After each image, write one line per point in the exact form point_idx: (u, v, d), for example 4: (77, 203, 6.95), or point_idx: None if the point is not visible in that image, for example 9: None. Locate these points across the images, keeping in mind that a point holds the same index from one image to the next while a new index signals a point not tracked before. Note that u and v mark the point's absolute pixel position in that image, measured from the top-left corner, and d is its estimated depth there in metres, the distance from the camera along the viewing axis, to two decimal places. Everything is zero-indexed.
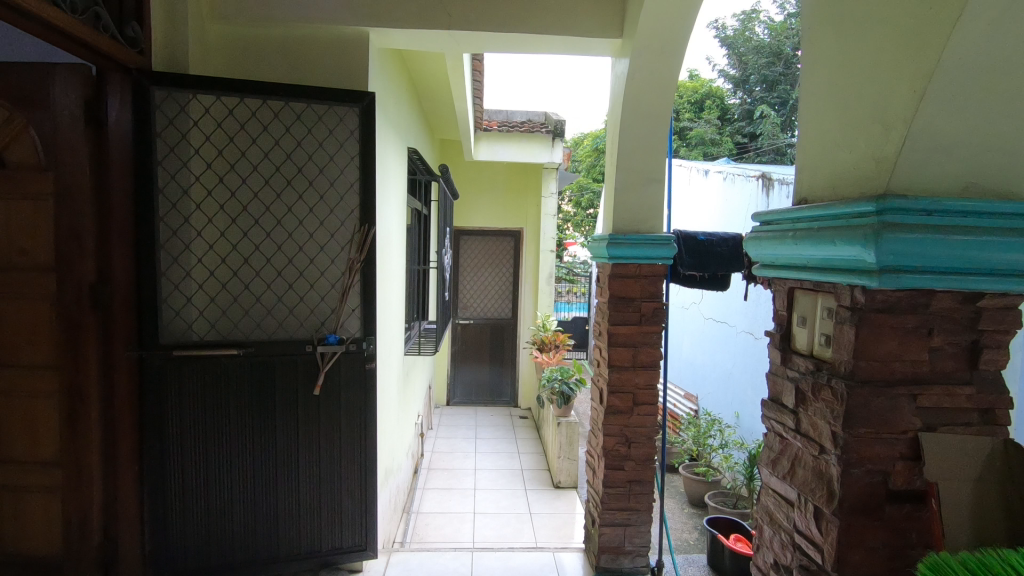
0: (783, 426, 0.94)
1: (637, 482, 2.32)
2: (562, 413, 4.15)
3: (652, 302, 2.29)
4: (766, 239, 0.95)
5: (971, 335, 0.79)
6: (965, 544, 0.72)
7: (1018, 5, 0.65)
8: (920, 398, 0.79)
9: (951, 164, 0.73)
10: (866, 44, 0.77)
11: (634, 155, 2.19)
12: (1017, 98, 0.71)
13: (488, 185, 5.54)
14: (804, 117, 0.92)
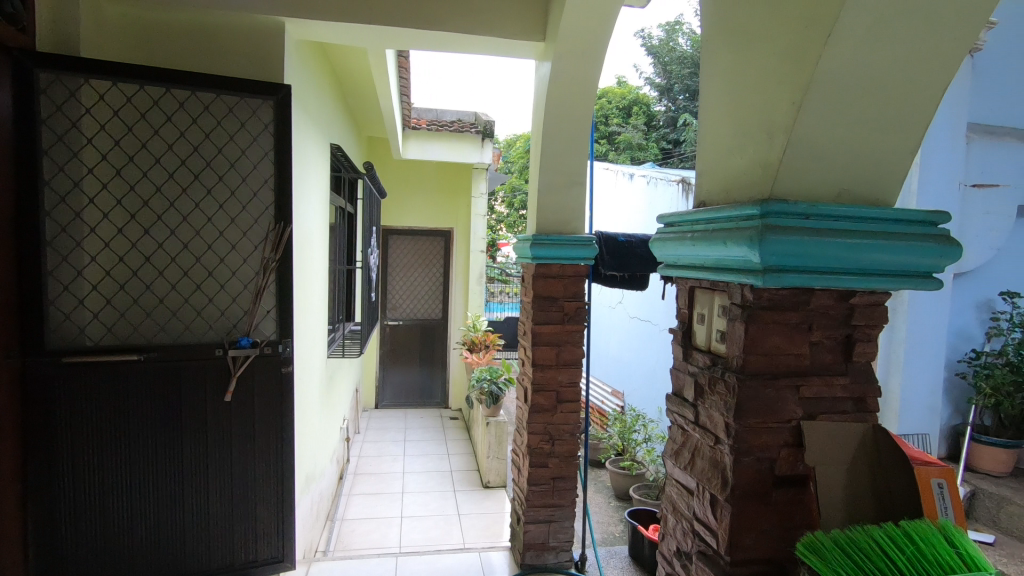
0: (684, 419, 0.98)
1: (561, 479, 2.36)
2: (490, 413, 4.16)
3: (574, 302, 2.34)
4: (670, 240, 0.98)
5: (846, 329, 0.86)
6: (838, 522, 0.78)
7: (885, 30, 0.71)
8: (803, 388, 0.85)
9: (826, 173, 0.79)
10: (756, 56, 0.82)
11: (555, 158, 2.24)
12: (883, 112, 0.77)
13: (418, 184, 5.47)
14: (702, 125, 0.96)
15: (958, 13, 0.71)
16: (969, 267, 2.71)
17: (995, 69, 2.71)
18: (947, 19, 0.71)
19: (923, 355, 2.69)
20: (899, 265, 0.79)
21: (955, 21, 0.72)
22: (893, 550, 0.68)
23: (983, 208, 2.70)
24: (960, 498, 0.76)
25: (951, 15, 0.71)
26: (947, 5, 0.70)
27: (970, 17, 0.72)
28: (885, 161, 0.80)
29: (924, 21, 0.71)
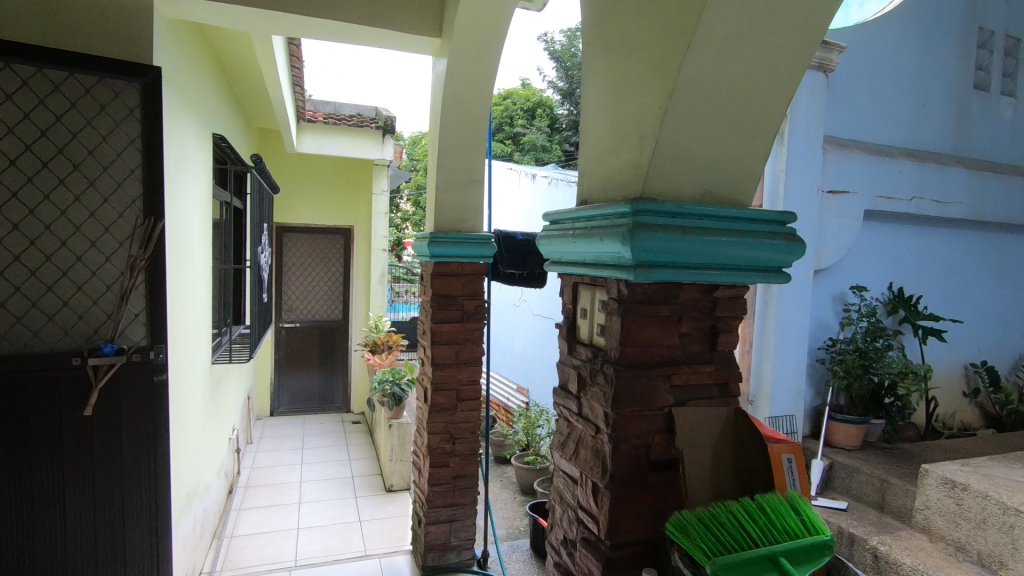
0: (569, 411, 1.01)
1: (462, 478, 2.36)
2: (393, 415, 4.07)
3: (474, 300, 2.34)
4: (554, 237, 1.01)
5: (711, 320, 0.92)
6: (704, 499, 0.84)
7: (737, 42, 0.77)
8: (674, 377, 0.90)
9: (691, 174, 0.84)
10: (629, 62, 0.86)
11: (452, 157, 2.22)
12: (740, 119, 0.84)
13: (315, 179, 5.23)
14: (584, 126, 1.00)
15: (798, 31, 0.79)
16: (826, 264, 3.03)
17: (845, 88, 3.05)
18: (790, 36, 0.79)
19: (789, 345, 2.97)
20: (754, 261, 0.86)
21: (795, 38, 0.79)
22: (750, 523, 0.75)
23: (837, 211, 3.02)
24: (805, 469, 0.86)
25: (791, 33, 0.79)
26: (788, 24, 0.78)
27: (808, 37, 0.80)
28: (742, 164, 0.87)
29: (770, 36, 0.78)
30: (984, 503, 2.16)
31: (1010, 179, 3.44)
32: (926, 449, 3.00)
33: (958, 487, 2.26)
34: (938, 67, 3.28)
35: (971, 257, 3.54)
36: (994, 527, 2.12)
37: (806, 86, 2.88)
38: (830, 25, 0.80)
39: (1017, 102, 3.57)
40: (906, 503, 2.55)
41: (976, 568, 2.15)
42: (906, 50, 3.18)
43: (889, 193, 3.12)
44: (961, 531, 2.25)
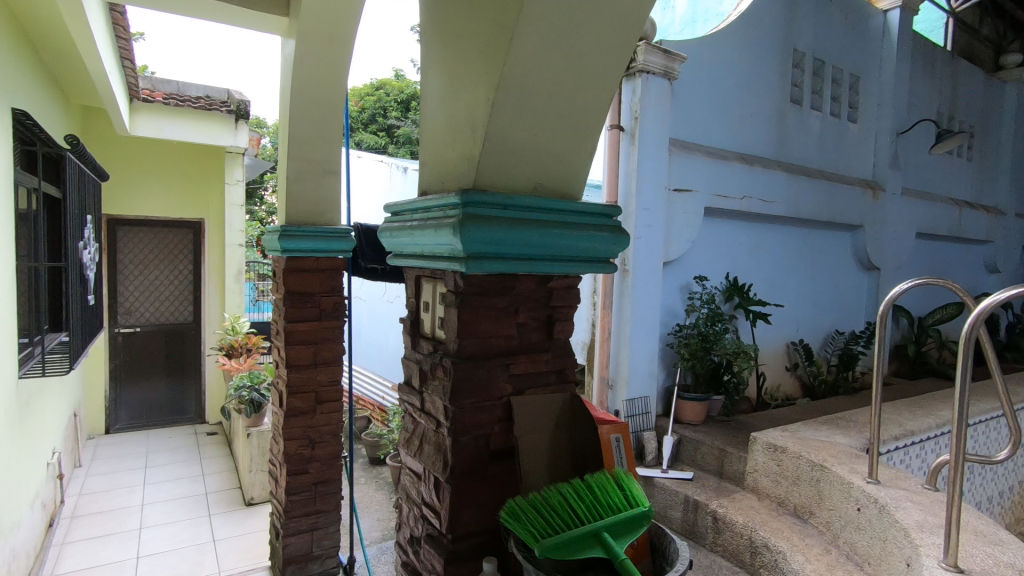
0: (413, 407, 0.99)
1: (324, 484, 2.25)
2: (252, 423, 3.77)
3: (332, 297, 2.23)
4: (394, 229, 0.98)
5: (548, 309, 0.95)
6: (540, 483, 0.87)
7: (559, 38, 0.79)
8: (512, 366, 0.92)
9: (522, 167, 0.86)
10: (461, 53, 0.86)
11: (303, 146, 2.06)
12: (566, 114, 0.87)
13: (154, 166, 4.68)
14: (424, 115, 0.98)
15: (615, 32, 0.84)
16: (674, 256, 3.31)
17: (687, 95, 3.33)
18: (609, 36, 0.83)
19: (642, 332, 3.20)
20: (582, 251, 0.91)
21: (614, 39, 0.84)
22: (577, 503, 0.78)
23: (681, 208, 3.30)
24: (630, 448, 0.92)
25: (610, 34, 0.83)
26: (605, 25, 0.82)
27: (624, 39, 0.85)
28: (572, 157, 0.91)
29: (591, 34, 0.82)
30: (798, 462, 2.50)
31: (819, 182, 4.01)
32: (756, 419, 3.41)
33: (779, 450, 2.59)
34: (763, 81, 3.71)
35: (791, 250, 4.07)
36: (806, 483, 2.46)
37: (653, 91, 3.10)
38: (644, 30, 0.86)
39: (823, 117, 4.16)
40: (739, 468, 2.87)
41: (792, 518, 2.49)
42: (737, 64, 3.54)
43: (724, 192, 3.48)
44: (782, 488, 2.59)
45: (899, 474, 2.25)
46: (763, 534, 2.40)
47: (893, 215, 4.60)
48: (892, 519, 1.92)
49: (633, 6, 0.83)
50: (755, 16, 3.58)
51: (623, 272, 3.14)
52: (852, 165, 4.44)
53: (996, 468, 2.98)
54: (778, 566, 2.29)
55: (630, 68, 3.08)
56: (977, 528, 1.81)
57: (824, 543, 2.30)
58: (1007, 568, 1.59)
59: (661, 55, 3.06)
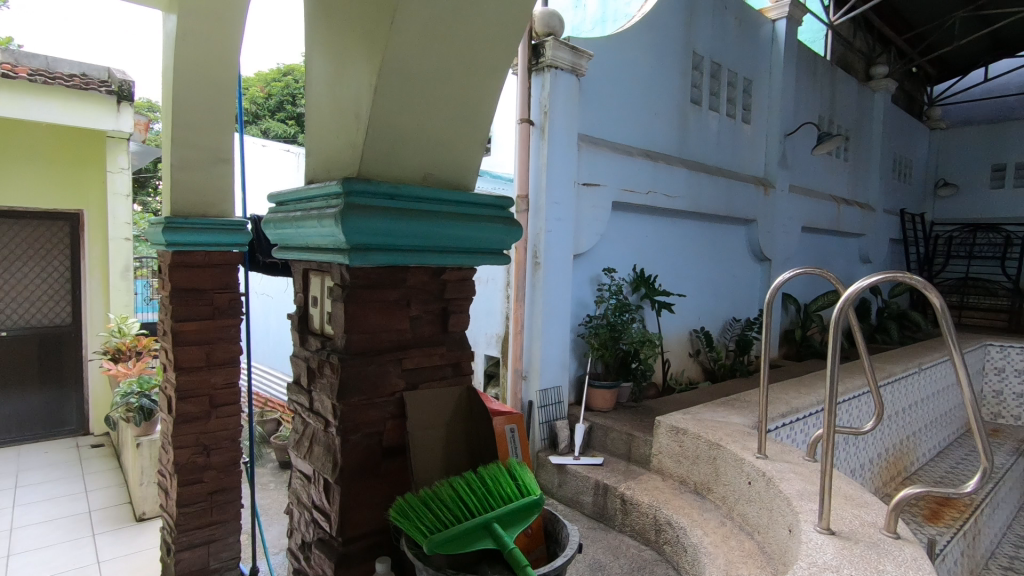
0: (301, 407, 0.95)
1: (221, 493, 2.12)
2: (142, 432, 3.47)
3: (226, 294, 2.10)
4: (278, 220, 0.93)
5: (442, 303, 0.94)
6: (433, 478, 0.86)
7: (443, 23, 0.78)
8: (405, 360, 0.90)
9: (410, 156, 0.84)
10: (344, 38, 0.82)
11: (189, 133, 1.89)
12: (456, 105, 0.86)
13: (19, 151, 4.17)
14: (309, 99, 0.93)
15: (502, 27, 0.85)
16: (584, 248, 3.40)
17: (594, 92, 3.42)
18: (496, 30, 0.84)
19: (554, 323, 3.27)
20: (475, 243, 0.91)
21: (502, 34, 0.85)
22: (468, 497, 0.78)
23: (590, 202, 3.40)
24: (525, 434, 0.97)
25: (498, 28, 0.84)
26: (492, 18, 0.82)
27: (511, 29, 0.85)
28: (463, 149, 0.90)
29: (478, 27, 0.81)
30: (698, 443, 2.66)
31: (717, 179, 4.26)
32: (662, 403, 3.59)
33: (681, 432, 2.75)
34: (665, 82, 3.88)
35: (693, 243, 4.30)
36: (704, 461, 2.63)
37: (562, 87, 3.15)
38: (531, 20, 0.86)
39: (720, 117, 4.42)
40: (645, 451, 3.01)
41: (693, 496, 2.65)
42: (641, 63, 3.68)
43: (630, 186, 3.61)
44: (684, 467, 2.75)
45: (784, 448, 2.45)
46: (666, 512, 2.53)
47: (782, 210, 4.98)
48: (777, 490, 2.09)
49: (519, 2, 0.84)
50: (657, 19, 3.74)
51: (535, 265, 3.18)
52: (747, 163, 4.75)
53: (864, 438, 3.33)
54: (680, 541, 2.42)
55: (539, 63, 3.11)
56: (847, 493, 2.01)
57: (720, 516, 2.47)
58: (870, 527, 1.78)
59: (569, 52, 3.12)
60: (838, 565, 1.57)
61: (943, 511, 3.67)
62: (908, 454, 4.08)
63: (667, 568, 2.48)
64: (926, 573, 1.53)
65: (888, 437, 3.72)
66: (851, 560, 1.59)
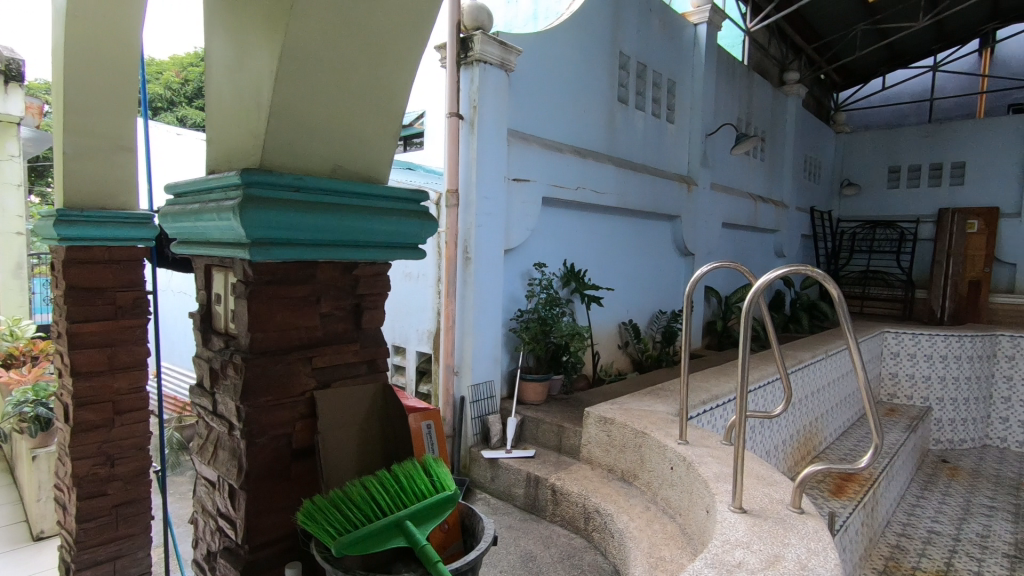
0: (204, 410, 0.95)
1: (126, 504, 1.98)
2: (38, 444, 3.18)
3: (130, 293, 1.96)
4: (173, 213, 0.92)
5: (354, 298, 0.99)
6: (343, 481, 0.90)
7: (341, 17, 0.82)
8: (315, 359, 0.93)
9: (312, 147, 0.88)
10: (242, 30, 0.84)
11: (84, 118, 1.73)
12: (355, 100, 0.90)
13: None
14: (207, 88, 0.93)
15: (401, 28, 0.91)
16: (514, 244, 3.42)
17: (524, 88, 3.45)
18: (394, 29, 0.89)
19: (485, 318, 3.27)
20: (381, 236, 0.96)
21: (398, 34, 0.90)
22: (379, 495, 0.78)
23: (521, 197, 3.42)
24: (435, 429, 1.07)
25: (394, 29, 0.89)
26: (390, 19, 0.88)
27: (409, 27, 0.91)
28: (366, 141, 0.94)
29: (374, 27, 0.86)
30: (624, 431, 2.75)
31: (643, 176, 4.40)
32: (591, 395, 3.68)
33: (609, 422, 2.83)
34: (593, 80, 3.96)
35: (620, 238, 4.43)
36: (631, 449, 2.72)
37: (491, 82, 3.15)
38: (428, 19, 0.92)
39: (646, 116, 4.57)
40: (575, 442, 3.08)
41: (620, 483, 2.74)
42: (569, 61, 3.73)
43: (560, 182, 3.67)
44: (612, 456, 2.84)
45: (703, 433, 2.57)
46: (594, 500, 2.60)
47: (704, 207, 5.22)
48: (696, 473, 2.19)
49: (416, 6, 0.90)
50: (585, 17, 3.80)
51: (466, 260, 3.18)
52: (671, 162, 4.93)
53: (775, 422, 3.56)
54: (607, 527, 2.50)
55: (467, 56, 3.10)
56: (758, 473, 2.14)
57: (645, 501, 2.56)
58: (778, 503, 1.90)
59: (499, 46, 3.11)
60: (748, 541, 1.66)
61: (846, 485, 3.98)
62: (816, 435, 4.40)
63: (595, 554, 2.55)
64: (826, 544, 1.65)
65: (797, 419, 4.00)
66: (760, 536, 1.69)
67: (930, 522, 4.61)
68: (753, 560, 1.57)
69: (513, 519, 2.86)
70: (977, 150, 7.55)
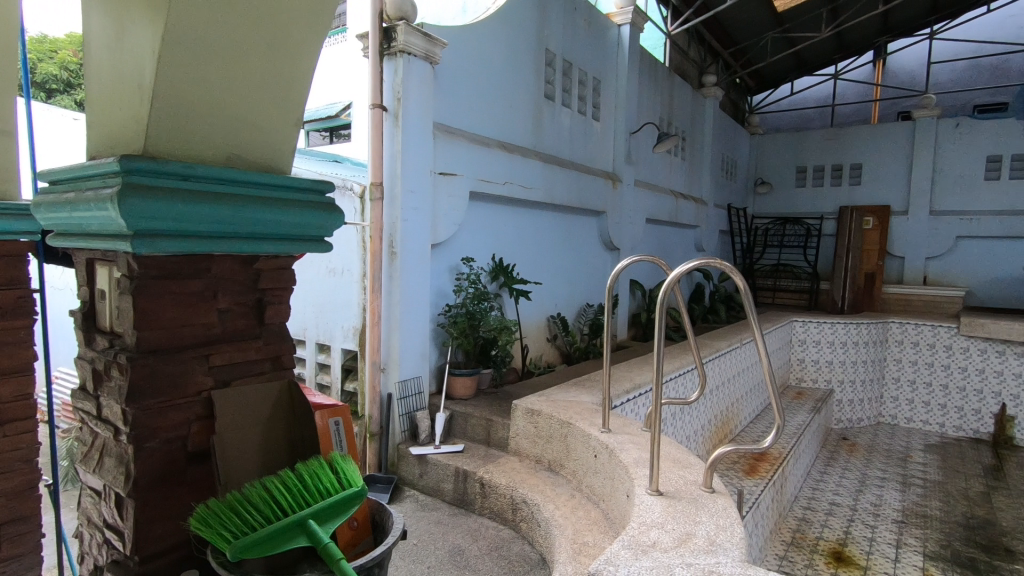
0: (88, 415, 0.94)
1: (10, 524, 1.71)
2: None
3: (10, 291, 1.73)
4: (46, 199, 0.89)
5: (256, 293, 1.02)
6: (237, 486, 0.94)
7: (227, 7, 0.83)
8: (212, 357, 0.96)
9: (199, 135, 0.89)
10: (122, 11, 0.83)
11: None
12: (248, 90, 0.92)
13: None
14: (86, 66, 0.90)
15: (295, 19, 0.92)
16: (441, 238, 3.40)
17: (449, 81, 3.42)
18: (287, 21, 0.91)
19: (412, 314, 3.23)
20: (280, 232, 0.98)
21: (296, 28, 0.93)
22: (279, 499, 0.84)
23: (447, 191, 3.40)
24: (348, 426, 1.10)
25: (291, 23, 0.92)
26: (284, 11, 0.90)
27: (302, 20, 0.93)
28: (258, 130, 0.96)
29: (268, 20, 0.89)
30: (550, 422, 2.80)
31: (569, 173, 4.49)
32: (520, 387, 3.73)
33: (536, 414, 2.87)
34: (519, 75, 3.99)
35: (548, 233, 4.50)
36: (557, 439, 2.78)
37: (415, 74, 3.10)
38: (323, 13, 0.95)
39: (572, 113, 4.65)
40: (503, 435, 3.11)
41: (547, 473, 2.80)
42: (495, 55, 3.74)
43: (486, 177, 3.67)
44: (539, 447, 2.89)
45: (625, 421, 2.66)
46: (521, 491, 2.64)
47: (628, 203, 5.39)
48: (617, 460, 2.27)
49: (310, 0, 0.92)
50: (511, 13, 3.82)
51: (392, 254, 3.12)
52: (597, 158, 5.06)
53: (692, 408, 3.74)
54: (534, 517, 2.54)
55: (390, 47, 3.04)
56: (675, 456, 2.24)
57: (570, 489, 2.62)
58: (691, 484, 2.01)
59: (422, 38, 3.07)
60: (663, 522, 1.74)
61: (759, 465, 4.26)
62: (732, 419, 4.67)
63: (523, 544, 2.59)
64: (733, 520, 1.76)
65: (714, 405, 4.23)
66: (674, 516, 1.78)
67: (831, 495, 5.02)
68: (667, 539, 1.64)
69: (442, 514, 2.85)
70: (873, 153, 8.24)
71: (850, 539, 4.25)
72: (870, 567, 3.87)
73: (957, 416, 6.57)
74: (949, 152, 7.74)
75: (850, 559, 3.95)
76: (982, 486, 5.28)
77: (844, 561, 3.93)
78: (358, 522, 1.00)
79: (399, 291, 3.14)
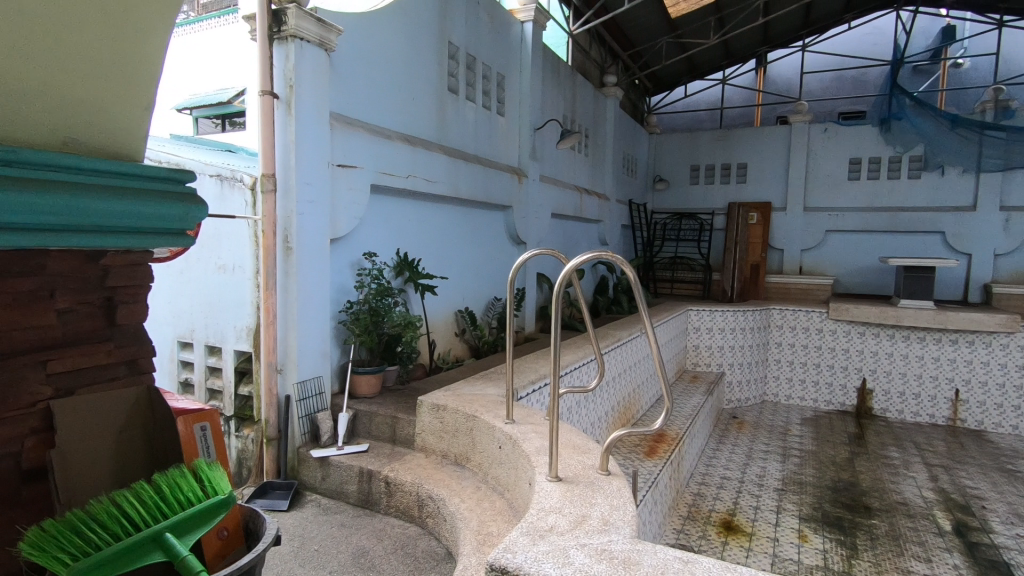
0: None
1: None
2: None
3: None
4: None
5: (104, 292, 1.12)
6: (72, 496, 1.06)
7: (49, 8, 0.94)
8: (52, 364, 1.05)
9: (30, 120, 0.98)
10: None
11: None
12: (79, 80, 1.02)
13: None
14: None
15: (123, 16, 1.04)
16: (341, 233, 3.29)
17: (346, 69, 3.30)
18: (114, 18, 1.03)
19: (310, 312, 3.10)
20: (123, 221, 1.07)
21: (126, 25, 1.05)
22: (121, 519, 1.02)
23: (346, 184, 3.28)
24: (212, 432, 1.36)
25: (120, 20, 1.04)
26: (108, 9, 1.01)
27: (130, 19, 1.05)
28: (92, 118, 1.07)
29: (96, 18, 1.00)
30: (456, 416, 2.81)
31: (475, 167, 4.49)
32: (427, 383, 3.71)
33: (441, 408, 2.86)
34: (421, 66, 3.93)
35: (453, 227, 4.48)
36: (462, 433, 2.78)
37: (309, 61, 2.96)
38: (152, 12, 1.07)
39: (476, 108, 4.65)
40: (409, 432, 3.07)
41: (453, 467, 2.81)
42: (395, 45, 3.66)
43: (388, 170, 3.59)
44: (445, 442, 2.89)
45: (529, 412, 2.72)
46: (427, 487, 2.63)
47: (534, 198, 5.49)
48: (519, 449, 2.31)
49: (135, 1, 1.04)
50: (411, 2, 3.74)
51: (287, 250, 2.98)
52: (502, 153, 5.10)
53: (593, 395, 3.89)
54: (441, 511, 2.53)
55: (281, 30, 2.87)
56: (573, 443, 2.33)
57: (476, 482, 2.64)
58: (589, 468, 2.09)
59: (316, 24, 2.93)
60: (560, 506, 1.80)
61: (658, 446, 4.51)
62: (634, 404, 4.92)
63: (429, 540, 2.58)
64: (626, 500, 1.85)
65: (616, 392, 4.43)
66: (572, 500, 1.84)
67: (722, 469, 5.43)
68: (563, 523, 1.70)
69: (345, 517, 2.77)
70: (755, 154, 8.95)
71: (738, 509, 4.63)
72: (755, 533, 4.24)
73: (826, 391, 7.34)
74: (819, 154, 8.57)
75: (738, 527, 4.30)
76: (848, 452, 5.94)
77: (733, 530, 4.27)
78: (228, 532, 1.25)
79: (296, 288, 3.00)
